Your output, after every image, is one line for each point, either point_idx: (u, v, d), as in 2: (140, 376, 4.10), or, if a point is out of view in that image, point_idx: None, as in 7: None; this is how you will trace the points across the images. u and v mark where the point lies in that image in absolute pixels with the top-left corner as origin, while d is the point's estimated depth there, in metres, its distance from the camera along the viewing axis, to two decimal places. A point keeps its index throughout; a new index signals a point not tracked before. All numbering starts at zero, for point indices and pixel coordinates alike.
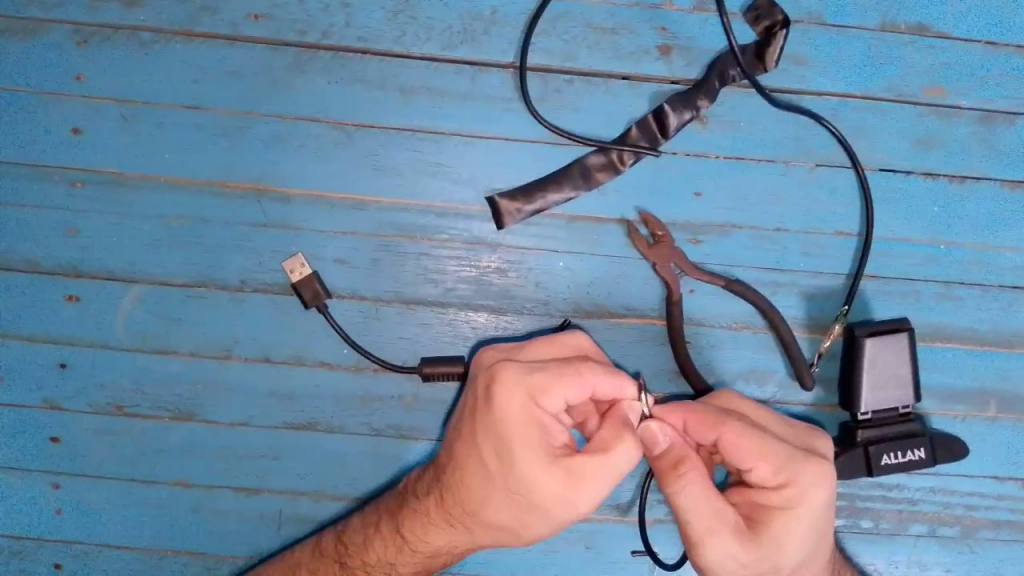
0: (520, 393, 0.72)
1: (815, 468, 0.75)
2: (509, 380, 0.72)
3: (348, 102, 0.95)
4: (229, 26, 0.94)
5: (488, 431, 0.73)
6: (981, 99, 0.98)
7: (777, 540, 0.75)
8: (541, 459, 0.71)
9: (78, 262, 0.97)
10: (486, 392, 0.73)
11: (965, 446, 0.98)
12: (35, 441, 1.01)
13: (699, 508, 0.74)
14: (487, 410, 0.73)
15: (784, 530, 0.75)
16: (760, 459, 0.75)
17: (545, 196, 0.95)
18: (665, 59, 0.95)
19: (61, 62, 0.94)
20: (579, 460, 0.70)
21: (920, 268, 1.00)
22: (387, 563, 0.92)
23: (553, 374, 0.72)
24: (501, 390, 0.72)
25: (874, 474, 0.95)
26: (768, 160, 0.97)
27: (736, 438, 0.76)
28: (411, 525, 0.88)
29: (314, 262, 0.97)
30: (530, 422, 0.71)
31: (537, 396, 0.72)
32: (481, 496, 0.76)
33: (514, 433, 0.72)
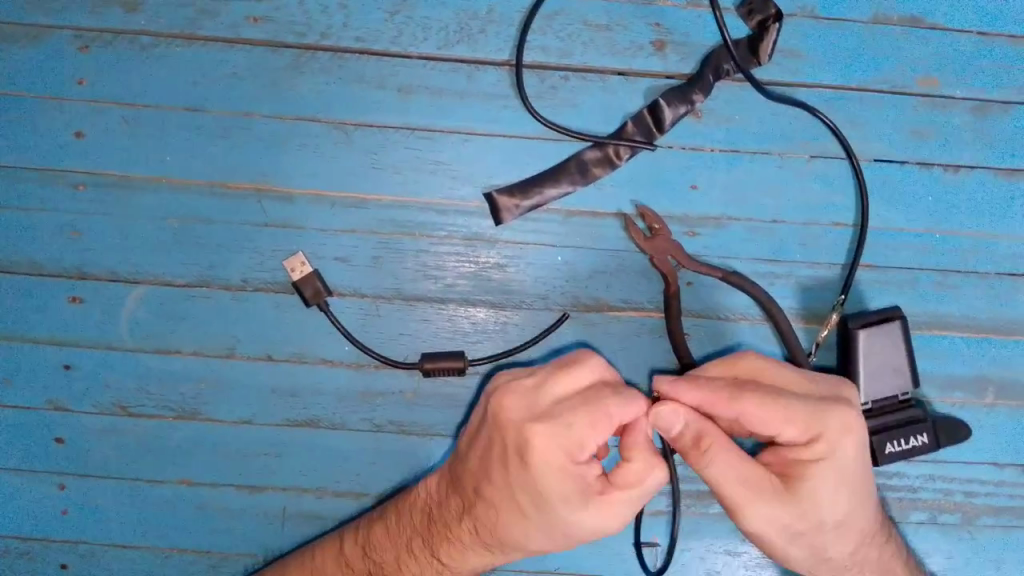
0: (535, 441, 0.71)
1: (840, 417, 0.74)
2: (512, 409, 0.74)
3: (346, 100, 0.96)
4: (228, 29, 0.96)
5: (509, 470, 0.76)
6: (975, 89, 0.99)
7: (813, 495, 0.74)
8: (583, 503, 0.72)
9: (83, 263, 0.99)
10: (507, 428, 0.73)
11: (967, 429, 0.99)
12: (42, 443, 1.03)
13: (731, 481, 0.74)
14: (506, 452, 0.74)
15: (821, 480, 0.74)
16: (779, 422, 0.73)
17: (542, 192, 0.96)
18: (660, 54, 0.97)
19: (62, 65, 0.96)
20: (616, 493, 0.72)
21: (918, 257, 1.01)
22: None
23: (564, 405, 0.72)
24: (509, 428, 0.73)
25: (880, 465, 0.96)
26: (763, 153, 0.98)
27: (757, 409, 0.73)
28: (447, 551, 0.87)
29: (316, 261, 0.98)
30: (555, 467, 0.71)
31: (554, 436, 0.71)
32: (506, 523, 0.77)
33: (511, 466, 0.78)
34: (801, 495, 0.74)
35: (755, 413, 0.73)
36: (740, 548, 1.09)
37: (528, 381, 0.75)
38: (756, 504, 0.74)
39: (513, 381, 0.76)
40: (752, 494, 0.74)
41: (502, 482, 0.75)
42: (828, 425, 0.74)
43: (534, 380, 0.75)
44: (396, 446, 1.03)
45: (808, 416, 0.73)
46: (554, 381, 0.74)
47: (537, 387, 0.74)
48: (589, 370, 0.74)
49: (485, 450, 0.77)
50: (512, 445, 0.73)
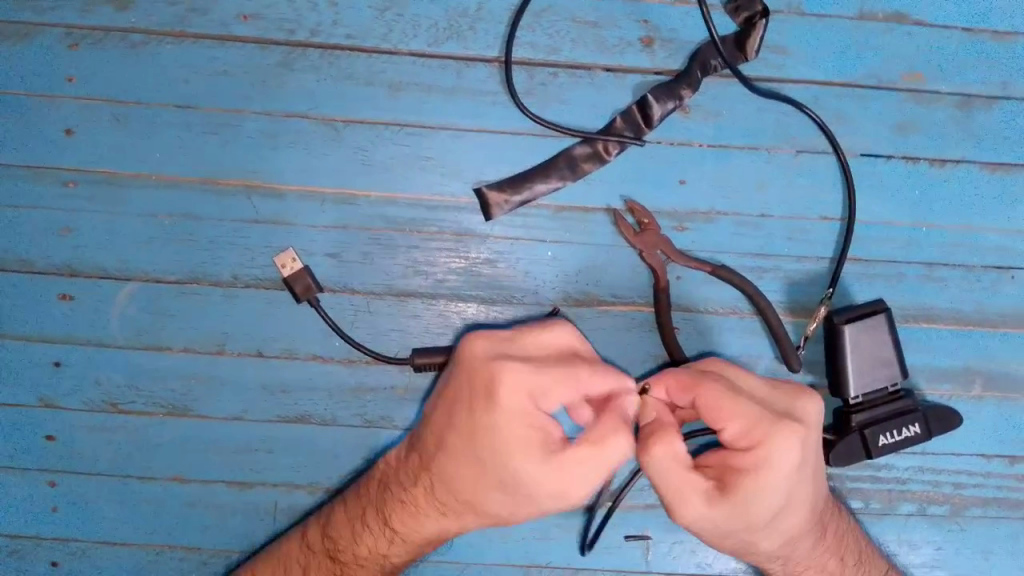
0: (502, 383, 0.67)
1: (791, 432, 0.71)
2: (467, 380, 0.70)
3: (304, 89, 0.93)
4: (219, 26, 0.93)
5: (501, 420, 0.68)
6: (957, 84, 0.99)
7: (748, 502, 0.71)
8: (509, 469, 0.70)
9: (72, 261, 0.95)
10: (461, 370, 0.71)
11: (960, 417, 0.95)
12: (31, 439, 0.97)
13: (679, 469, 0.70)
14: (471, 397, 0.70)
15: (758, 488, 0.71)
16: (730, 421, 0.72)
17: (532, 187, 0.95)
18: (648, 50, 0.96)
19: (51, 63, 0.93)
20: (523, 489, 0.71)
21: (901, 251, 1.00)
22: (378, 556, 0.91)
23: (481, 362, 0.69)
24: (475, 376, 0.69)
25: (873, 457, 0.93)
26: (750, 148, 0.97)
27: (713, 401, 0.73)
28: (399, 518, 0.87)
29: (305, 258, 0.95)
30: (523, 416, 0.67)
31: (522, 417, 0.67)
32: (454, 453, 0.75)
33: (485, 415, 0.69)
34: (752, 484, 0.71)
35: (721, 401, 0.73)
36: None
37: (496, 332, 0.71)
38: (691, 490, 0.71)
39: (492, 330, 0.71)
40: (693, 486, 0.71)
41: (465, 427, 0.71)
42: (791, 429, 0.71)
43: (503, 332, 0.70)
44: (391, 441, 0.98)
45: (780, 431, 0.71)
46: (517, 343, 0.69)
47: (528, 346, 0.69)
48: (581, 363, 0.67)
49: (444, 405, 0.74)
50: (475, 389, 0.69)
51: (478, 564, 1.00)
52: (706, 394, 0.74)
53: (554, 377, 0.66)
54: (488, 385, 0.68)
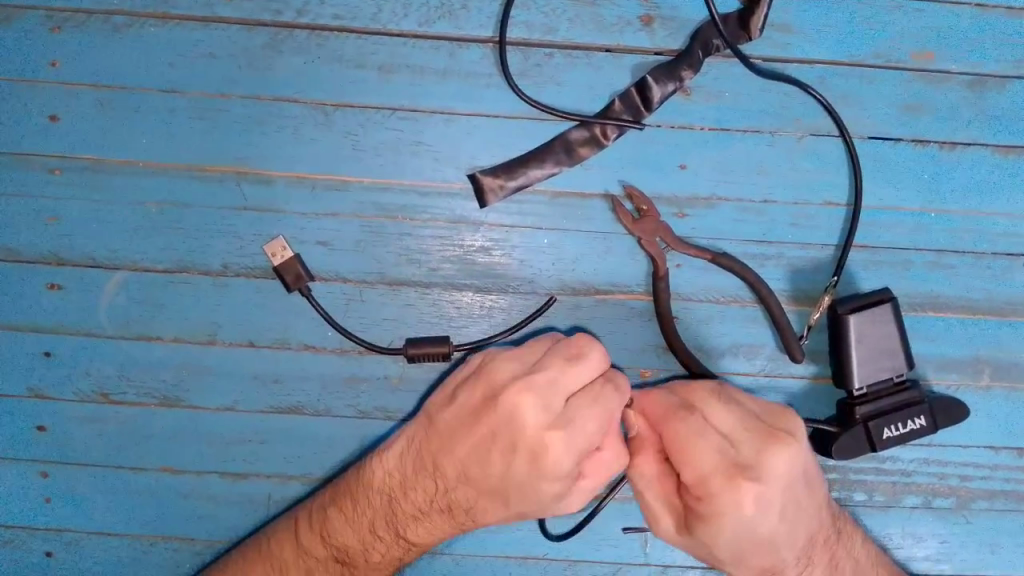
0: (548, 448, 0.74)
1: (744, 486, 0.76)
2: (520, 442, 0.75)
3: (293, 72, 0.91)
4: (204, 7, 0.90)
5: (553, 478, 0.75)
6: (970, 63, 0.95)
7: (710, 539, 0.79)
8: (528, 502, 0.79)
9: (60, 250, 0.93)
10: (512, 432, 0.75)
11: (967, 409, 0.93)
12: (22, 429, 0.96)
13: (656, 490, 0.81)
14: (511, 448, 0.76)
15: (716, 532, 0.78)
16: (690, 466, 0.77)
17: (527, 172, 0.92)
18: (648, 29, 0.92)
19: (34, 47, 0.91)
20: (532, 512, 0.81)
21: (909, 237, 0.97)
22: (393, 561, 0.94)
23: (539, 428, 0.74)
24: (528, 438, 0.74)
25: (877, 450, 0.91)
26: (753, 131, 0.94)
27: (679, 442, 0.78)
28: (411, 527, 0.90)
29: (296, 246, 0.93)
30: (564, 474, 0.75)
31: (570, 474, 0.76)
32: (478, 479, 0.80)
33: (536, 471, 0.76)
34: (720, 521, 0.77)
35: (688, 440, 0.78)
36: None
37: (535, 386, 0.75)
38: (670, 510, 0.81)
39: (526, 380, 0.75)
40: (668, 510, 0.81)
41: (501, 470, 0.78)
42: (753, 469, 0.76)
43: (545, 389, 0.74)
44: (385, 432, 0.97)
45: (744, 471, 0.76)
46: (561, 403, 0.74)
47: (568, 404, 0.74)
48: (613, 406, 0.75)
49: (486, 450, 0.78)
50: (518, 444, 0.75)
51: (473, 555, 0.99)
52: (673, 433, 0.79)
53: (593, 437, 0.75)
54: (541, 451, 0.74)
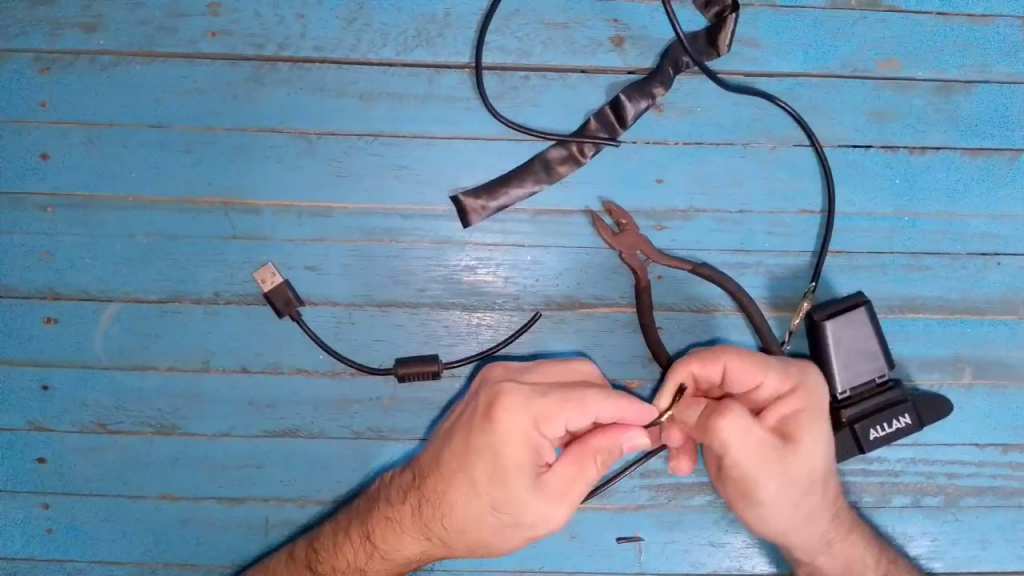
0: (515, 447, 0.71)
1: (815, 371, 0.77)
2: (513, 456, 0.71)
3: (276, 103, 0.94)
4: (188, 45, 0.93)
5: (549, 494, 0.72)
6: (935, 70, 0.98)
7: (813, 445, 0.76)
8: (500, 524, 0.75)
9: (55, 284, 0.95)
10: (511, 448, 0.71)
11: (950, 404, 0.96)
12: (21, 462, 0.98)
13: (751, 433, 0.73)
14: (485, 457, 0.72)
15: (817, 431, 0.76)
16: (767, 378, 0.76)
17: (508, 192, 0.94)
18: (619, 49, 0.95)
19: (25, 90, 0.93)
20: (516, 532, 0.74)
21: (884, 241, 0.99)
22: (357, 570, 0.88)
23: (535, 444, 0.72)
24: (526, 451, 0.71)
25: (865, 451, 0.93)
26: (726, 144, 0.97)
27: (745, 364, 0.75)
28: (383, 533, 0.85)
29: (285, 272, 0.95)
30: (537, 474, 0.72)
31: (569, 488, 0.72)
32: (460, 513, 0.75)
33: (532, 490, 0.72)
34: (796, 456, 0.75)
35: (745, 374, 0.76)
36: (723, 538, 1.01)
37: (541, 400, 0.71)
38: (761, 474, 0.75)
39: (534, 393, 0.71)
40: (770, 448, 0.74)
41: (475, 483, 0.73)
42: (807, 402, 0.76)
43: (551, 401, 0.71)
44: (379, 452, 0.98)
45: (798, 403, 0.75)
46: (565, 415, 0.70)
47: (577, 420, 0.71)
48: (614, 440, 0.72)
49: (480, 469, 0.73)
50: (493, 451, 0.72)
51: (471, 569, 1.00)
52: (737, 361, 0.75)
53: (589, 453, 0.72)
54: (536, 465, 0.72)
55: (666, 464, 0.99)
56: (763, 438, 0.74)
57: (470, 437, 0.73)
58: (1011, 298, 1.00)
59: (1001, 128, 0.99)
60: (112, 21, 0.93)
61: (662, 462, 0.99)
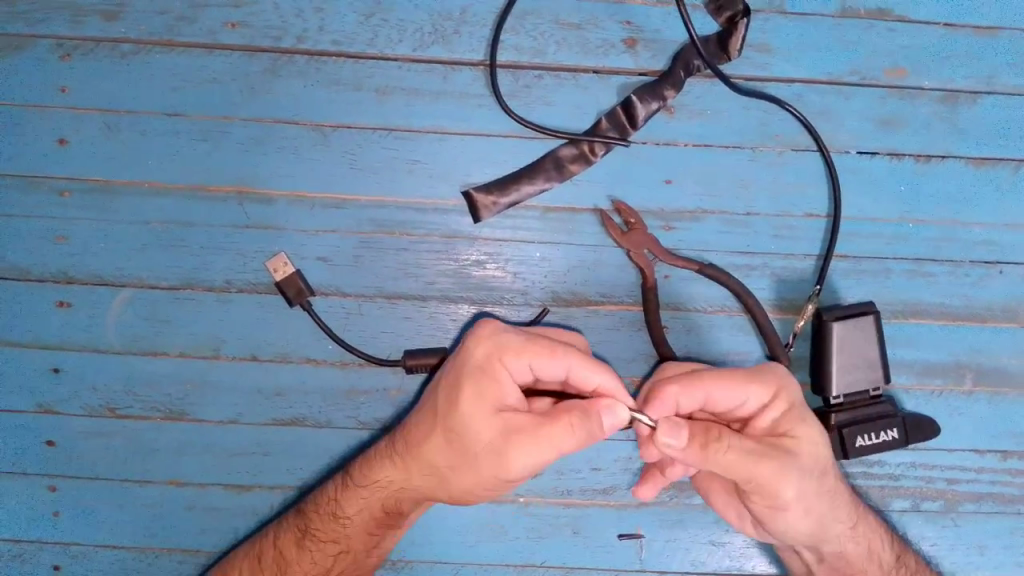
0: (479, 377, 0.73)
1: (786, 374, 0.79)
2: (478, 384, 0.73)
3: (293, 96, 0.95)
4: (208, 35, 0.95)
5: (506, 429, 0.71)
6: (942, 79, 0.99)
7: (807, 448, 0.76)
8: (460, 458, 0.74)
9: (68, 269, 0.96)
10: (475, 376, 0.73)
11: (937, 428, 0.97)
12: (30, 444, 0.99)
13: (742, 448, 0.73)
14: (452, 386, 0.74)
15: (804, 435, 0.76)
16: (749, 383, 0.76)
17: (519, 189, 0.95)
18: (632, 51, 0.96)
19: (45, 75, 0.95)
20: (477, 467, 0.73)
21: (889, 247, 1.00)
22: (334, 504, 0.88)
23: (496, 377, 0.73)
24: (487, 380, 0.73)
25: (850, 458, 0.93)
26: (735, 147, 0.98)
27: (718, 378, 0.76)
28: (361, 465, 0.87)
29: (296, 262, 0.96)
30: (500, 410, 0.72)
31: (525, 434, 0.70)
32: (426, 442, 0.77)
33: (493, 426, 0.72)
34: (798, 453, 0.75)
35: (722, 385, 0.76)
36: (724, 537, 1.02)
37: (512, 336, 0.74)
38: (765, 470, 0.74)
39: (507, 330, 0.75)
40: (765, 458, 0.74)
41: (441, 413, 0.75)
42: (782, 410, 0.77)
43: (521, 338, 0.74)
44: None
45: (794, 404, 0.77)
46: (531, 355, 0.73)
47: (548, 357, 0.73)
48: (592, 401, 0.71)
49: (446, 397, 0.75)
50: (459, 377, 0.74)
51: (474, 563, 1.01)
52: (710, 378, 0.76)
53: (563, 408, 0.71)
54: (499, 399, 0.73)
55: None
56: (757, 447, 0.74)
57: (444, 369, 0.76)
58: (1012, 307, 1.02)
59: (1005, 138, 1.00)
60: (133, 10, 0.94)
61: None
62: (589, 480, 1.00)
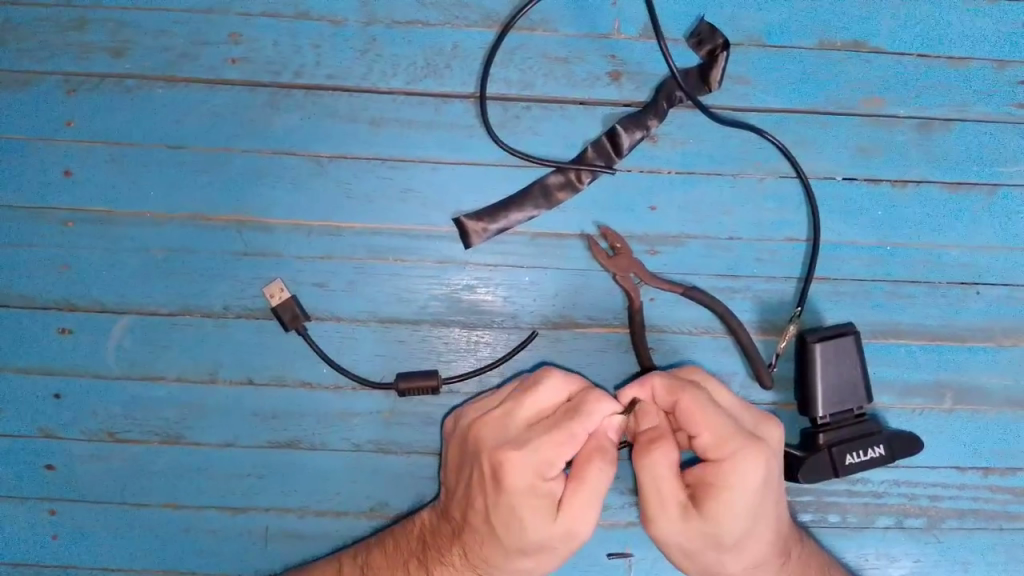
0: (527, 497, 0.77)
1: (755, 446, 0.77)
2: (533, 505, 0.77)
3: (290, 128, 0.99)
4: (208, 71, 0.98)
5: (576, 525, 0.77)
6: (917, 108, 1.03)
7: (715, 515, 0.76)
8: (542, 557, 0.81)
9: (71, 296, 0.99)
10: (526, 498, 0.77)
11: (920, 439, 0.99)
12: (31, 468, 1.01)
13: (669, 478, 0.77)
14: (509, 514, 0.78)
15: (723, 501, 0.76)
16: (708, 430, 0.77)
17: (508, 216, 0.99)
18: (616, 83, 1.00)
19: (51, 110, 0.98)
20: (560, 558, 0.80)
21: (867, 269, 1.03)
22: None
23: (544, 492, 0.77)
24: (539, 499, 0.77)
25: (840, 475, 0.96)
26: (716, 174, 1.01)
27: (694, 405, 0.78)
28: (441, 571, 0.91)
29: (293, 287, 0.99)
30: (555, 516, 0.77)
31: (590, 514, 0.77)
32: (500, 553, 0.83)
33: (559, 529, 0.77)
34: (702, 514, 0.77)
35: (693, 412, 0.78)
36: None
37: (538, 453, 0.76)
38: (660, 513, 0.78)
39: (529, 447, 0.76)
40: (673, 500, 0.77)
41: (504, 529, 0.80)
42: (718, 464, 0.77)
43: (542, 450, 0.76)
44: (378, 464, 1.01)
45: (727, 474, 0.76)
46: (560, 458, 0.77)
47: (573, 452, 0.77)
48: (599, 436, 0.78)
49: (505, 521, 0.79)
50: (510, 506, 0.78)
51: None
52: (690, 400, 0.79)
53: (587, 469, 0.77)
54: (553, 505, 0.78)
55: None
56: (674, 488, 0.77)
57: (489, 497, 0.79)
58: (990, 327, 1.04)
59: (978, 164, 1.04)
60: (136, 47, 0.98)
61: None
62: None
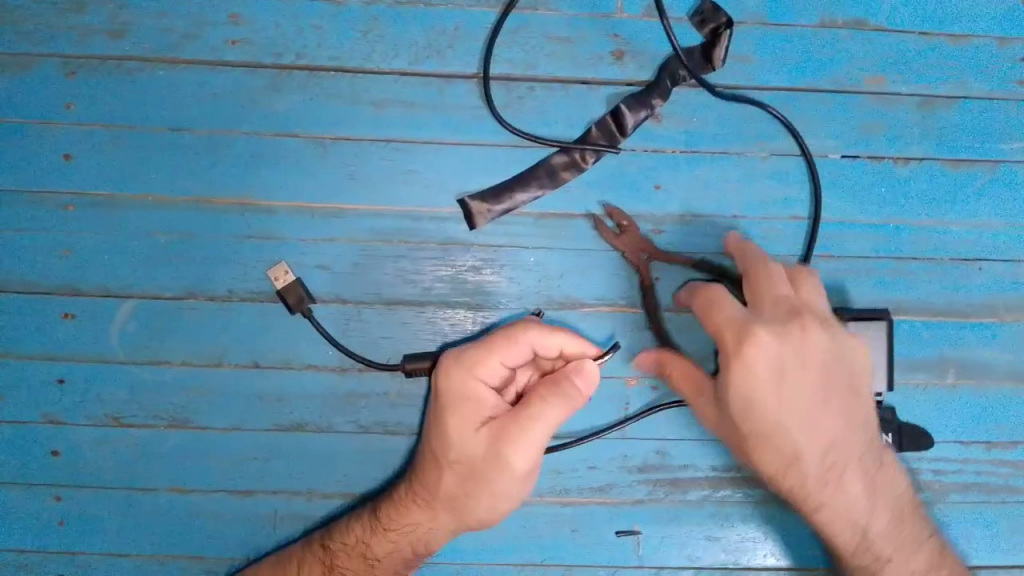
0: (460, 403, 0.84)
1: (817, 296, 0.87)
2: (459, 411, 0.84)
3: (292, 110, 0.98)
4: (209, 53, 0.98)
5: (490, 443, 0.82)
6: (919, 86, 1.03)
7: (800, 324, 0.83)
8: (469, 472, 0.84)
9: (73, 281, 0.98)
10: (458, 401, 0.84)
11: (932, 440, 1.02)
12: (36, 454, 1.00)
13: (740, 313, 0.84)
14: (443, 420, 0.85)
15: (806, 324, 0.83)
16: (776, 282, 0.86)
17: (513, 196, 0.99)
18: (620, 63, 1.00)
19: (50, 92, 0.97)
20: (485, 476, 0.83)
21: (871, 246, 1.04)
22: (363, 545, 0.95)
23: (473, 399, 0.84)
24: (467, 403, 0.84)
25: None
26: (720, 153, 1.02)
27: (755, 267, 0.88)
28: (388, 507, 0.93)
29: (297, 270, 0.99)
30: (481, 423, 0.83)
31: (513, 430, 0.81)
32: (439, 473, 0.87)
33: (479, 437, 0.83)
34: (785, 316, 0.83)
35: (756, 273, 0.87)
36: (719, 532, 1.04)
37: (474, 360, 0.85)
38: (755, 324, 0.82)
39: (468, 353, 0.86)
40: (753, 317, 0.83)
41: (437, 441, 0.86)
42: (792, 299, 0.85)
43: (478, 354, 0.85)
44: (385, 446, 1.01)
45: (794, 350, 0.82)
46: (492, 368, 0.85)
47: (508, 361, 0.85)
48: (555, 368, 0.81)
49: (437, 428, 0.86)
50: (443, 408, 0.85)
51: (474, 562, 1.03)
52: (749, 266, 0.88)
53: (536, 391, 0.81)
54: (479, 416, 0.84)
55: (664, 459, 1.03)
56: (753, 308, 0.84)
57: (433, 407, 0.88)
58: (992, 303, 1.05)
59: (980, 141, 1.04)
60: (135, 29, 0.97)
61: (661, 458, 1.03)
62: (585, 479, 1.03)
